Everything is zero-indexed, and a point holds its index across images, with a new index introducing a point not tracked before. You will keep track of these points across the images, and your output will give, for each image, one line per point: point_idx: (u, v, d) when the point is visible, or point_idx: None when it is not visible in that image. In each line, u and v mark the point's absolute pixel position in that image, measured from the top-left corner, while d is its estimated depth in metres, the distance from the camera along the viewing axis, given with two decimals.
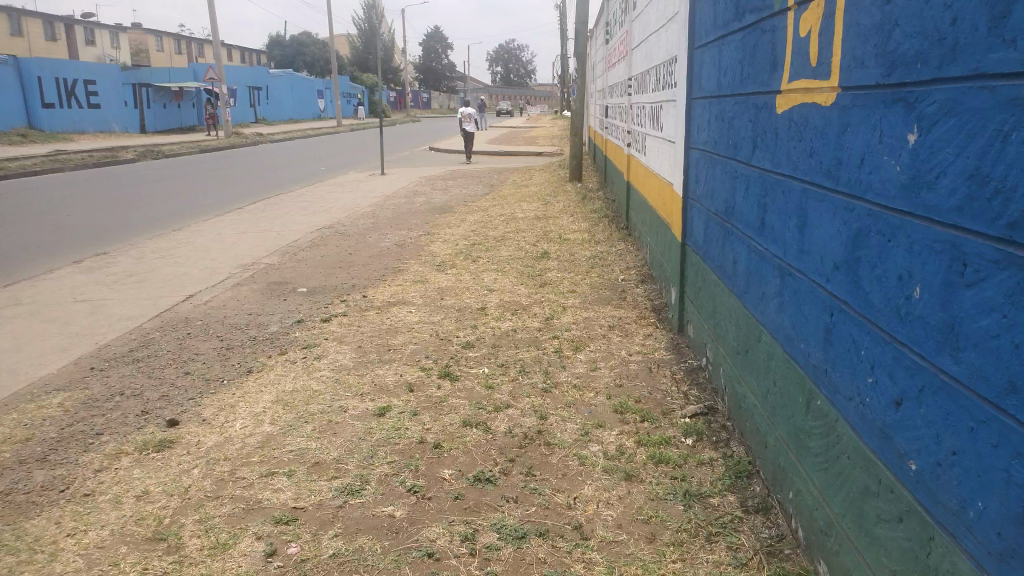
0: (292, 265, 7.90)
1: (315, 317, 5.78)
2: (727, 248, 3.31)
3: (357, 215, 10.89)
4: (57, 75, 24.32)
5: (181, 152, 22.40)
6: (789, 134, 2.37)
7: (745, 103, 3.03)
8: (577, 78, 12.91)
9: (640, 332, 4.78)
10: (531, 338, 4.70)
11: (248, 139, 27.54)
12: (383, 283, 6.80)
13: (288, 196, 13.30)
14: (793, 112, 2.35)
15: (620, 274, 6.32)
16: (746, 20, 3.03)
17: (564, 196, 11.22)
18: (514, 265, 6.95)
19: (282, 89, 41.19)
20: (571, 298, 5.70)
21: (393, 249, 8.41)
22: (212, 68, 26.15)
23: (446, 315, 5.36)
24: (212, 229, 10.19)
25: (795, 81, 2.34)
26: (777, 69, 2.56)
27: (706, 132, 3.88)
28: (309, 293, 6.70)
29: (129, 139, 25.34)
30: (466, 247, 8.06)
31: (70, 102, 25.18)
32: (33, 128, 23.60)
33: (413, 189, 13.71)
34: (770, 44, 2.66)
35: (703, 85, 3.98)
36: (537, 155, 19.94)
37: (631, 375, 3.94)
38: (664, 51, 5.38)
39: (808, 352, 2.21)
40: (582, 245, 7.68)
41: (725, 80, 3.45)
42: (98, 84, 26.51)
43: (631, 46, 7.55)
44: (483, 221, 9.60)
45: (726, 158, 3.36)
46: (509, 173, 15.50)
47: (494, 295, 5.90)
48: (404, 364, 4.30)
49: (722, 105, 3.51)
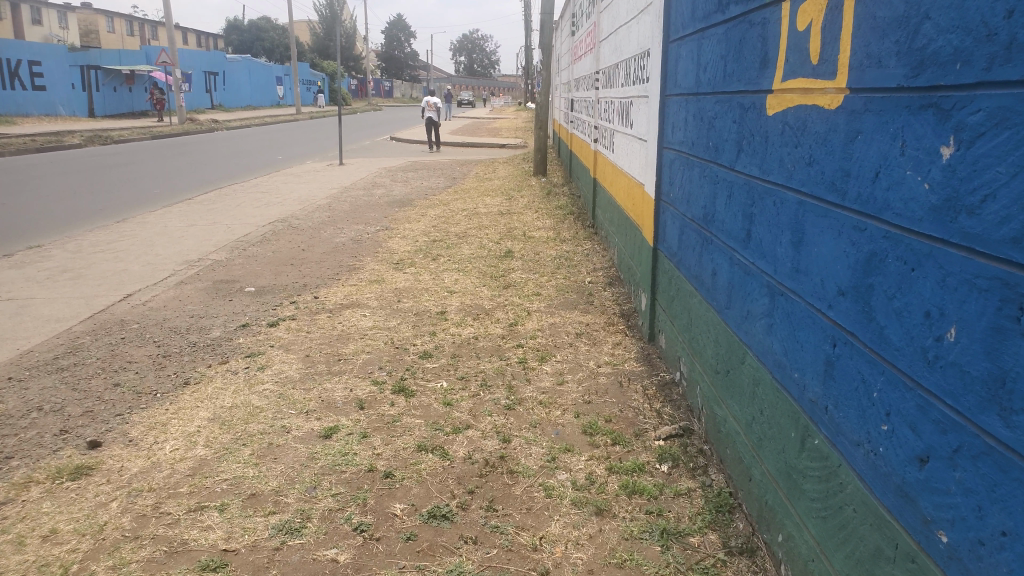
0: (242, 261, 7.49)
1: (262, 320, 5.42)
2: (706, 258, 3.08)
3: (313, 208, 10.46)
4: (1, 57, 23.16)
5: (131, 138, 21.54)
6: (783, 139, 2.11)
7: (728, 103, 2.78)
8: (542, 71, 12.62)
9: (608, 340, 4.53)
10: (493, 347, 4.41)
11: (203, 127, 26.68)
12: (337, 283, 6.44)
13: (241, 187, 12.77)
14: (788, 114, 2.10)
15: (587, 277, 6.07)
16: (730, 11, 2.78)
17: (529, 191, 10.94)
18: (476, 265, 6.66)
19: (239, 75, 40.13)
20: (536, 301, 5.43)
21: (349, 245, 8.04)
22: (165, 52, 25.20)
23: (402, 320, 5.04)
24: (158, 222, 9.68)
25: (791, 79, 2.09)
26: (768, 66, 2.31)
27: (682, 132, 3.63)
28: (257, 293, 6.32)
29: (75, 124, 24.29)
30: (425, 244, 7.73)
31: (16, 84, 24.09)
32: None
33: (372, 180, 13.30)
34: (760, 38, 2.41)
35: (679, 82, 3.73)
36: (501, 147, 19.61)
37: (600, 389, 3.69)
38: (635, 44, 5.12)
39: (803, 384, 1.98)
40: (547, 244, 7.43)
41: (704, 77, 3.20)
42: (44, 66, 25.34)
43: (598, 39, 7.29)
44: (444, 216, 9.29)
45: (706, 161, 3.12)
46: (472, 165, 15.17)
47: (454, 297, 5.60)
48: (355, 377, 3.99)
49: (700, 103, 3.27)
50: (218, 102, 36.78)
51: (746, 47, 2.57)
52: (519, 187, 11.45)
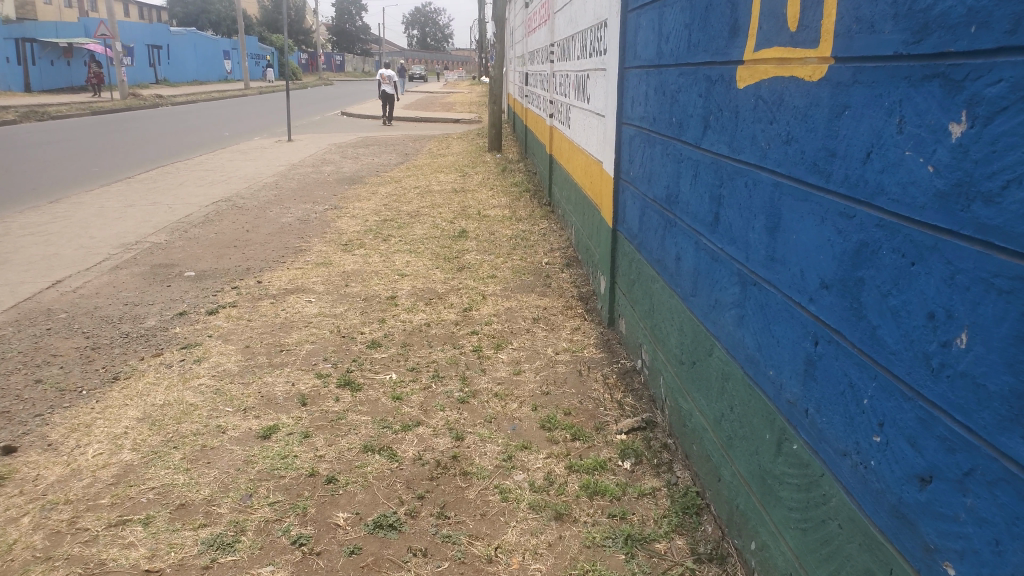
0: (182, 244, 7.08)
1: (202, 307, 5.01)
2: (671, 241, 2.92)
3: (259, 187, 10.02)
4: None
5: (69, 114, 20.51)
6: (756, 114, 1.96)
7: (695, 77, 2.60)
8: (495, 43, 12.31)
9: (567, 325, 4.36)
10: (446, 334, 4.20)
11: (146, 102, 25.61)
12: (282, 267, 6.11)
13: (184, 165, 12.20)
14: (762, 87, 1.93)
15: (544, 257, 5.87)
16: None
17: (483, 168, 10.68)
18: (429, 245, 6.42)
19: (183, 47, 38.68)
20: (491, 285, 5.22)
21: (297, 225, 7.68)
22: (104, 23, 24.03)
23: (350, 306, 4.78)
24: (94, 202, 9.15)
25: (766, 49, 1.90)
26: (739, 35, 2.12)
27: (642, 107, 3.44)
28: (197, 278, 5.95)
29: (8, 99, 23.04)
30: (376, 224, 7.42)
31: None
32: None
33: (323, 157, 12.88)
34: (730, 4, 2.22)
35: (639, 54, 3.53)
36: (455, 122, 19.26)
37: (559, 379, 3.51)
38: (592, 15, 4.89)
39: (780, 383, 1.82)
40: (502, 223, 7.21)
41: (667, 48, 3.02)
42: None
43: (553, 10, 7.05)
44: (396, 194, 9.00)
45: (669, 138, 2.95)
46: (425, 140, 14.82)
47: (405, 280, 5.37)
48: (298, 369, 3.74)
49: (662, 76, 3.08)
50: (161, 75, 35.40)
51: (715, 14, 2.39)
52: (474, 163, 11.17)
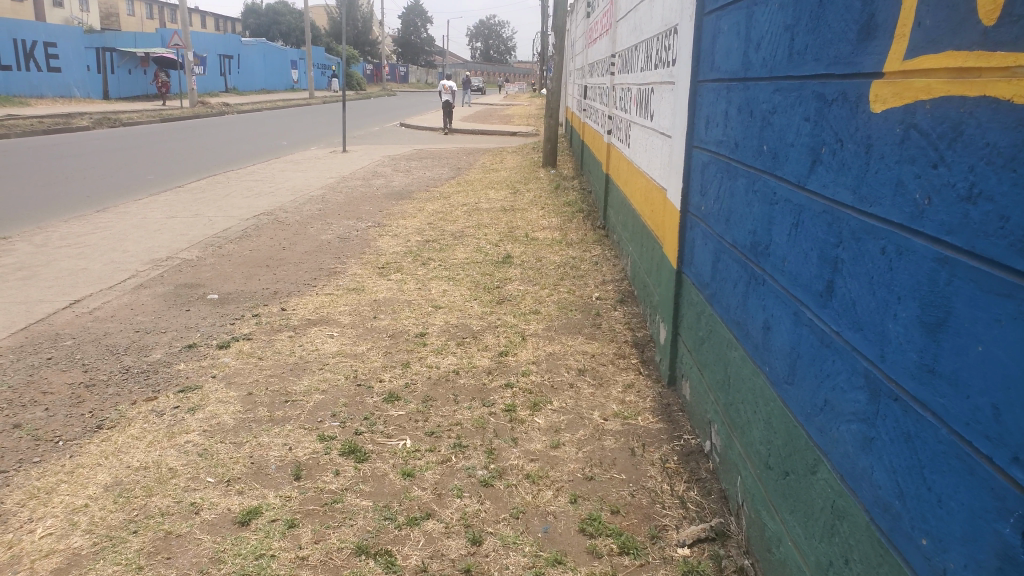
0: (213, 261, 6.61)
1: (214, 338, 4.51)
2: (758, 303, 2.32)
3: (305, 200, 9.58)
4: (14, 37, 22.86)
5: (138, 121, 20.68)
6: (904, 153, 1.45)
7: (800, 93, 2.00)
8: (555, 56, 11.75)
9: (618, 380, 3.72)
10: (475, 387, 3.60)
11: (210, 109, 25.79)
12: (311, 292, 5.59)
13: (234, 175, 11.90)
14: (918, 113, 1.41)
15: (594, 291, 5.24)
16: None
17: (536, 185, 10.06)
18: (469, 272, 5.84)
19: (250, 58, 39.24)
20: (533, 323, 4.60)
21: (336, 244, 7.17)
22: (177, 33, 24.36)
23: (373, 346, 4.22)
24: (138, 212, 8.81)
25: (932, 57, 1.36)
26: (877, 40, 1.57)
27: (719, 129, 2.82)
28: (219, 301, 5.43)
29: (82, 106, 23.47)
30: (418, 246, 6.86)
31: (28, 64, 23.35)
32: None
33: (373, 169, 12.48)
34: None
35: (716, 66, 2.92)
36: (511, 136, 18.77)
37: (606, 459, 2.90)
38: (659, 20, 4.28)
39: (945, 565, 1.27)
40: (552, 247, 6.61)
41: (756, 58, 2.40)
42: (59, 47, 24.77)
43: (615, 20, 6.48)
44: (442, 212, 8.47)
45: (757, 172, 2.34)
46: (479, 155, 14.33)
47: (439, 314, 4.79)
48: (301, 427, 3.15)
49: (748, 92, 2.47)
50: (230, 84, 35.91)
51: (837, 10, 1.78)
52: (527, 179, 10.57)
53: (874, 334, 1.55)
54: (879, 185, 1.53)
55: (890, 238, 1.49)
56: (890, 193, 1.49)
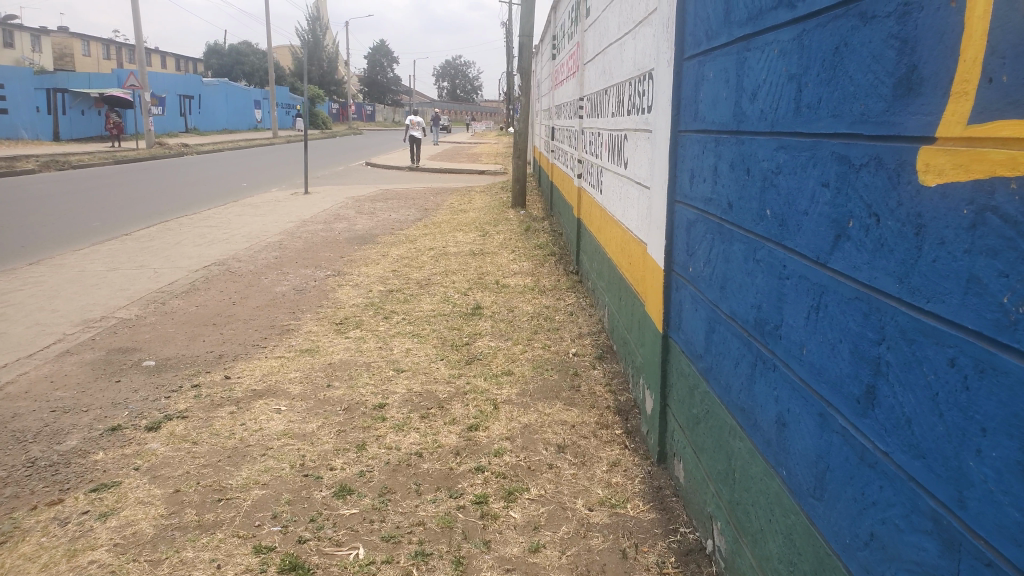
0: (154, 320, 6.08)
1: (142, 419, 4.02)
2: (768, 391, 1.95)
3: (261, 248, 9.10)
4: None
5: (93, 164, 20.09)
6: (977, 242, 1.08)
7: (811, 152, 1.64)
8: (521, 95, 11.49)
9: (604, 458, 3.32)
10: (441, 474, 3.21)
11: (170, 150, 25.25)
12: (260, 355, 5.13)
13: (187, 220, 11.37)
14: (991, 192, 1.05)
15: (571, 346, 4.85)
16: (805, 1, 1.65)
17: (505, 226, 9.72)
18: (436, 325, 5.43)
19: (212, 99, 38.79)
20: (505, 386, 4.20)
21: (292, 296, 6.69)
22: (133, 73, 23.81)
23: (326, 424, 3.79)
24: (76, 264, 8.24)
25: (1008, 123, 1.01)
26: (916, 94, 1.22)
27: (709, 184, 2.47)
28: (156, 368, 4.93)
29: (31, 149, 22.70)
30: (379, 296, 6.43)
31: None
32: None
33: (336, 212, 12.06)
34: (882, 43, 1.33)
35: (701, 114, 2.58)
36: (480, 174, 18.50)
37: (592, 567, 2.50)
38: (630, 64, 3.98)
39: None
40: (524, 295, 6.24)
41: (750, 108, 2.05)
42: (8, 89, 24.07)
43: (582, 61, 6.20)
44: (408, 257, 8.09)
45: (760, 239, 1.98)
46: (447, 194, 13.99)
47: (401, 378, 4.38)
48: (234, 536, 2.74)
49: (743, 145, 2.12)
50: (191, 125, 35.32)
51: (861, 59, 1.41)
52: (496, 220, 10.23)
53: (941, 468, 1.16)
54: (939, 278, 1.16)
55: (961, 345, 1.11)
56: (957, 289, 1.11)
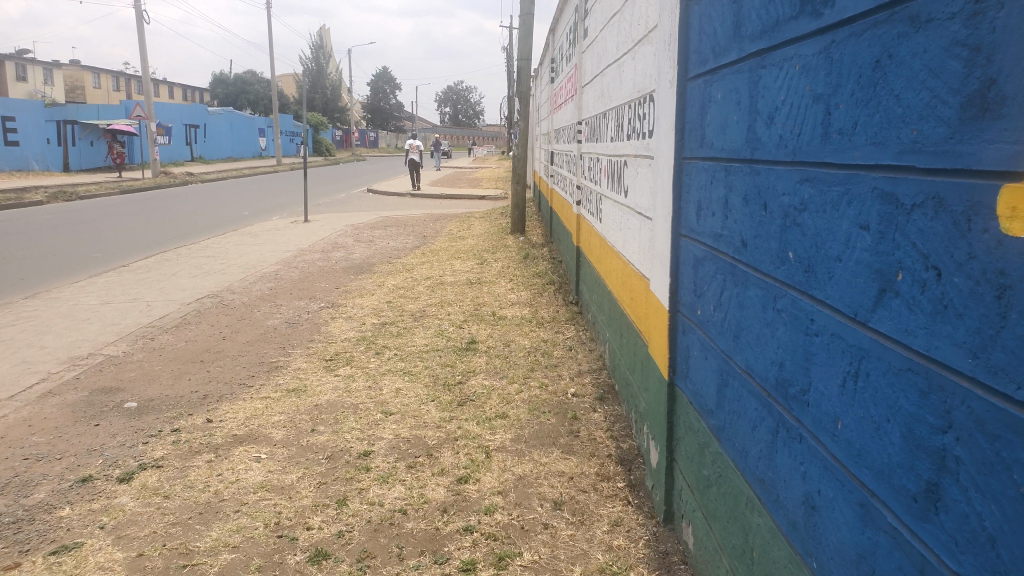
0: (143, 356, 5.64)
1: (116, 468, 3.64)
2: (794, 466, 1.68)
3: (256, 279, 8.83)
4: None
5: (96, 193, 19.95)
6: None
7: (844, 188, 1.38)
8: (520, 120, 11.30)
9: (604, 516, 3.04)
10: (426, 535, 2.93)
11: (173, 178, 25.16)
12: (246, 394, 4.72)
13: (185, 251, 11.12)
14: None
15: (570, 385, 4.56)
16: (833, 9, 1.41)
17: (504, 253, 9.46)
18: (429, 361, 5.14)
19: (217, 127, 38.89)
20: (499, 431, 3.91)
21: (283, 329, 6.37)
22: (139, 103, 23.76)
23: (306, 474, 3.47)
24: (70, 297, 7.97)
25: None
26: (999, 114, 0.98)
27: (718, 218, 2.22)
28: (138, 411, 4.45)
29: (39, 179, 22.60)
30: (372, 330, 6.12)
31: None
32: None
33: (334, 240, 11.83)
34: (945, 54, 1.08)
35: (709, 141, 2.33)
36: (481, 200, 18.32)
37: None
38: (630, 86, 3.74)
39: None
40: (522, 327, 5.96)
41: (766, 134, 1.80)
42: (18, 120, 23.98)
43: (580, 84, 5.99)
44: (404, 287, 7.81)
45: (781, 286, 1.72)
46: (447, 221, 13.78)
47: (389, 421, 4.08)
48: None
49: (758, 176, 1.86)
50: (194, 152, 35.33)
51: (912, 74, 1.16)
52: (495, 248, 9.98)
53: None
54: None
55: None
56: None
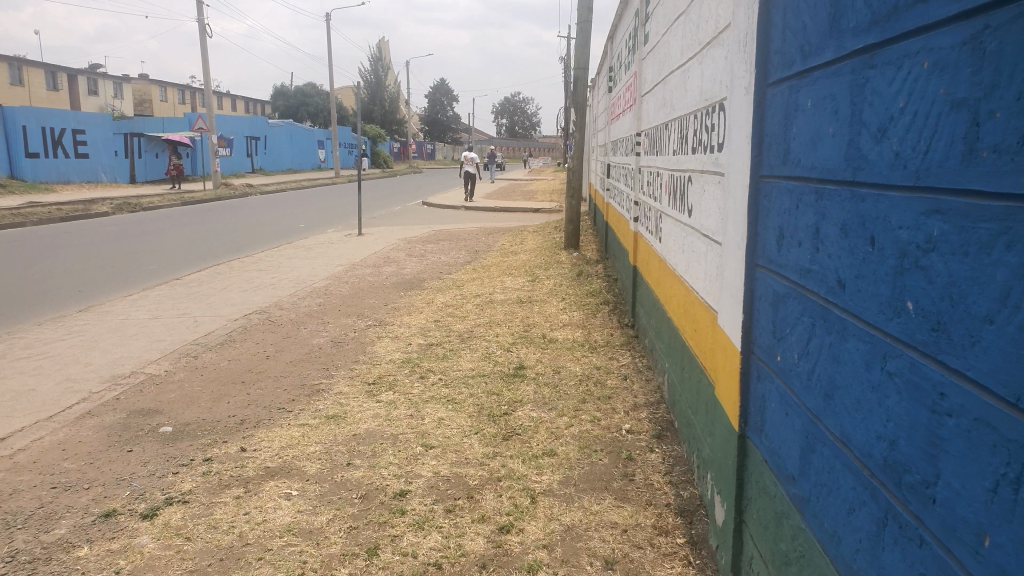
0: (183, 376, 5.48)
1: (141, 503, 3.37)
2: (905, 572, 1.34)
3: (305, 294, 8.70)
4: (43, 126, 23.04)
5: (157, 204, 20.34)
6: None
7: (1000, 227, 1.07)
8: (576, 132, 11.01)
9: None
10: None
11: (233, 189, 25.62)
12: (284, 420, 4.48)
13: (237, 264, 11.10)
14: None
15: (624, 421, 4.21)
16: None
17: (557, 270, 9.14)
18: (475, 388, 4.85)
19: (278, 140, 39.67)
20: (547, 472, 3.58)
21: (328, 349, 6.15)
22: (201, 115, 24.24)
23: (338, 516, 3.19)
24: (120, 311, 7.94)
25: None
26: None
27: (809, 251, 1.89)
28: (171, 437, 4.24)
29: (105, 191, 23.22)
30: (418, 352, 5.85)
31: (56, 151, 23.61)
32: (12, 177, 21.96)
33: (385, 254, 11.68)
34: None
35: (795, 158, 2.01)
36: (534, 213, 18.06)
37: None
38: (696, 94, 3.42)
39: None
40: (574, 352, 5.62)
41: (876, 153, 1.48)
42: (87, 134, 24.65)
43: (640, 93, 5.67)
44: (453, 305, 7.55)
45: (895, 343, 1.39)
46: (500, 235, 13.53)
47: (429, 456, 3.78)
48: None
49: (865, 206, 1.54)
50: (256, 165, 36.07)
51: None
52: (548, 264, 9.66)
53: None
54: None
55: None
56: None
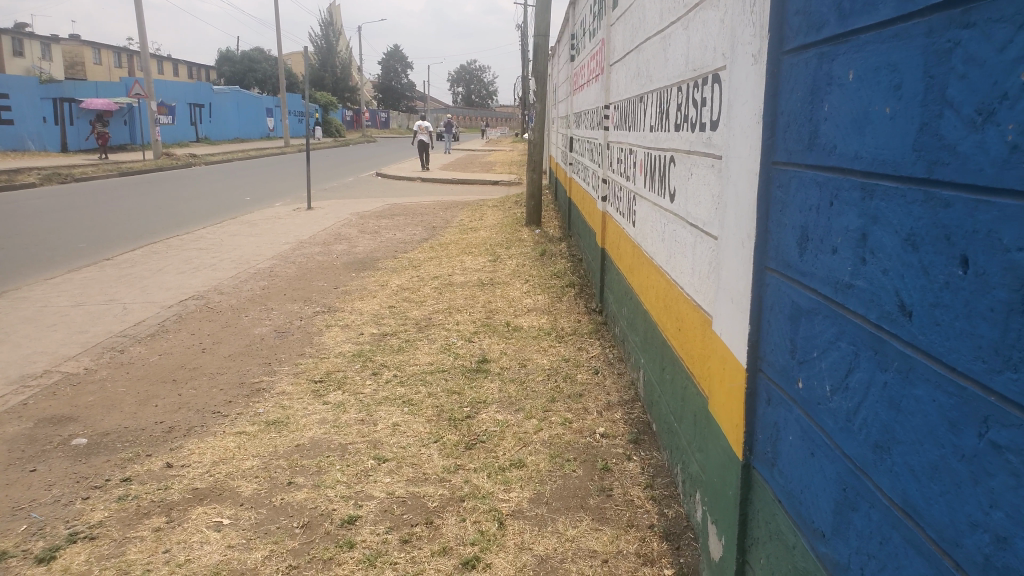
0: (105, 375, 4.94)
1: (38, 541, 2.90)
2: None
3: (248, 276, 8.13)
4: None
5: (90, 175, 19.27)
6: None
7: None
8: (537, 103, 10.51)
9: None
10: None
11: (176, 160, 24.47)
12: (218, 428, 4.00)
13: (175, 242, 10.42)
14: None
15: (598, 423, 3.85)
16: None
17: (518, 249, 8.71)
18: (433, 386, 4.43)
19: (224, 108, 38.15)
20: (515, 488, 3.21)
21: (271, 341, 5.65)
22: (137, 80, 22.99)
23: (275, 552, 2.77)
24: (39, 297, 7.28)
25: None
26: None
27: (849, 261, 1.51)
28: (84, 451, 3.75)
29: (33, 160, 21.96)
30: (371, 343, 5.40)
31: None
32: None
33: (336, 231, 11.10)
34: None
35: (825, 141, 1.62)
36: (493, 186, 17.54)
37: None
38: (680, 62, 3.02)
39: None
40: (540, 342, 5.24)
41: (969, 146, 1.11)
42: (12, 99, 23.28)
43: (607, 62, 5.25)
44: (408, 288, 7.09)
45: (1009, 410, 1.03)
46: (458, 210, 13.02)
47: (382, 472, 3.37)
48: None
49: (947, 212, 1.16)
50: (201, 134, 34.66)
51: None
52: (508, 242, 9.23)
53: None
54: None
55: None
56: None
